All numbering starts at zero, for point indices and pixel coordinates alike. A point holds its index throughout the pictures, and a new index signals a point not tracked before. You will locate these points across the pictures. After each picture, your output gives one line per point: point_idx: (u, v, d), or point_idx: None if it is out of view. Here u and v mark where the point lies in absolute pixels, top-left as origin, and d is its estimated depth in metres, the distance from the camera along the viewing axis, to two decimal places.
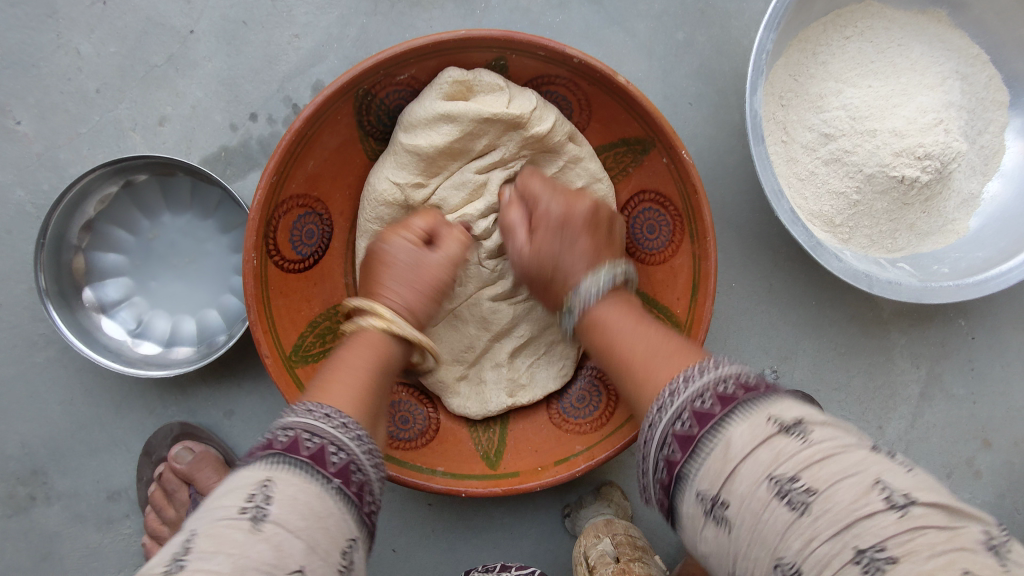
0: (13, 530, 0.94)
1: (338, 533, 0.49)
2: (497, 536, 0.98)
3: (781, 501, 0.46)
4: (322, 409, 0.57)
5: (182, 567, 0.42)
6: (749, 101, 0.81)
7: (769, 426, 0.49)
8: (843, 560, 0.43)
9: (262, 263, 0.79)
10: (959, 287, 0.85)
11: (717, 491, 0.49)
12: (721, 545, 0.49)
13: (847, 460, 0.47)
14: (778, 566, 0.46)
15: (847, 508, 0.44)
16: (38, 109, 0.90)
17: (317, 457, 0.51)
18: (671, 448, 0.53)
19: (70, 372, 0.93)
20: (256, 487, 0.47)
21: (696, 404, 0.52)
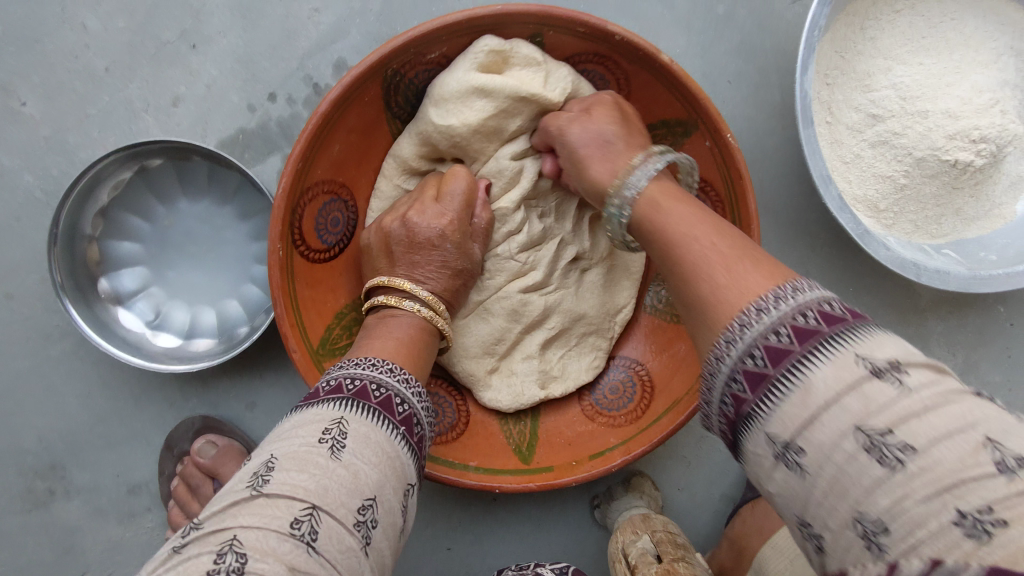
0: (32, 525, 0.92)
1: (400, 475, 0.49)
2: (526, 527, 0.97)
3: (870, 455, 0.37)
4: (384, 363, 0.56)
5: (271, 481, 0.42)
6: (800, 82, 0.76)
7: (863, 363, 0.39)
8: (941, 520, 0.34)
9: (288, 254, 0.75)
10: (1010, 276, 0.83)
11: (793, 437, 0.40)
12: (793, 492, 0.41)
13: (957, 410, 0.36)
14: (858, 523, 0.37)
15: (953, 466, 0.35)
16: (43, 88, 0.85)
17: (387, 403, 0.51)
18: (739, 384, 0.44)
19: (86, 364, 0.90)
20: (260, 463, 0.44)
21: (797, 322, 0.42)
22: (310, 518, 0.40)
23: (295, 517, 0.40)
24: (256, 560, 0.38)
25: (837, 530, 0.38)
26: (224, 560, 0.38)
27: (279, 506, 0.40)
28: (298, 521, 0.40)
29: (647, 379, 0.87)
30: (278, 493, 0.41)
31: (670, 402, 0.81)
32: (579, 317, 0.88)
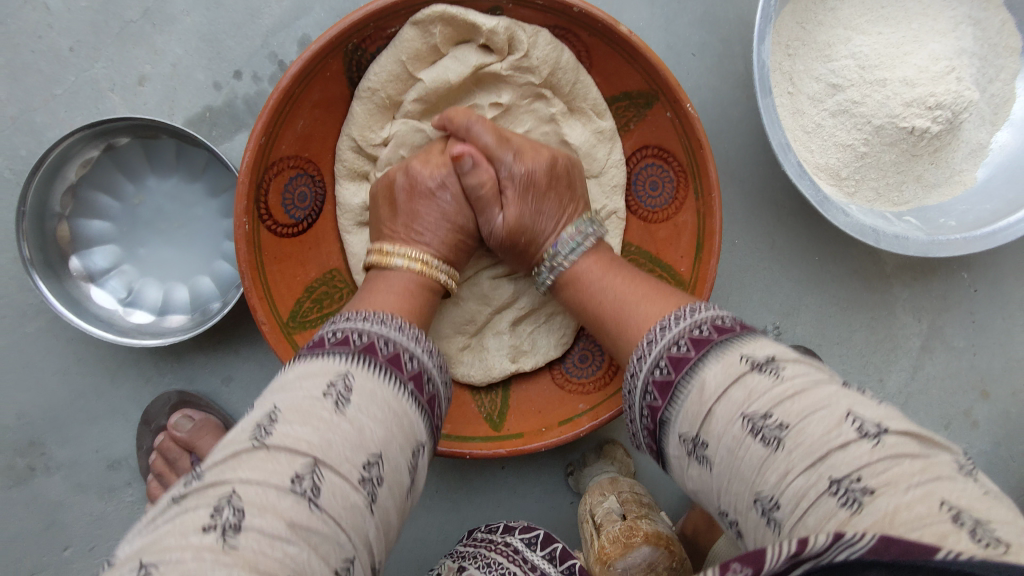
0: (16, 501, 0.93)
1: (409, 435, 0.50)
2: (500, 494, 0.99)
3: (756, 437, 0.45)
4: (393, 321, 0.57)
5: (352, 411, 0.46)
6: (757, 52, 0.77)
7: (742, 364, 0.48)
8: (818, 490, 0.41)
9: (254, 229, 0.77)
10: (967, 241, 0.84)
11: (697, 432, 0.48)
12: (706, 482, 0.49)
13: (819, 393, 0.45)
14: (756, 502, 0.44)
15: (821, 439, 0.42)
16: (9, 69, 0.85)
17: (393, 359, 0.52)
18: (651, 395, 0.53)
19: (62, 343, 0.91)
20: (337, 377, 0.48)
21: (672, 351, 0.52)
22: (312, 474, 0.42)
23: (297, 471, 0.41)
24: (256, 515, 0.39)
25: (745, 512, 0.45)
26: (222, 514, 0.38)
27: (359, 447, 0.45)
28: (300, 476, 0.41)
29: None
30: (278, 447, 0.42)
31: None
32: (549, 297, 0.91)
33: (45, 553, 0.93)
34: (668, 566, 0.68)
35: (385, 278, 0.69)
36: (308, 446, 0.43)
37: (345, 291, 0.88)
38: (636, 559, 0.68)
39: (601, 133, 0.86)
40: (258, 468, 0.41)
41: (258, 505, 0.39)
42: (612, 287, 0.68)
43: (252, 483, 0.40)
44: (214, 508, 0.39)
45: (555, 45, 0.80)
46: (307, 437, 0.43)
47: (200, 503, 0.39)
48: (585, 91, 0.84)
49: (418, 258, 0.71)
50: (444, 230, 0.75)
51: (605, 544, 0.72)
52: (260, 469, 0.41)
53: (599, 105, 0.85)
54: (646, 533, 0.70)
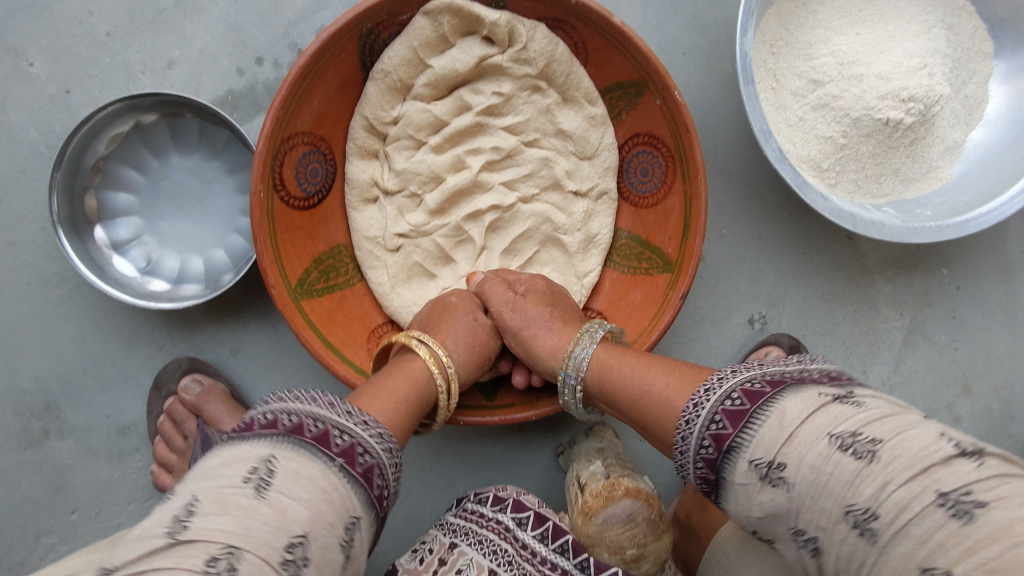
0: (27, 462, 0.97)
1: (341, 510, 0.51)
2: (492, 472, 1.02)
3: (847, 453, 0.47)
4: (324, 397, 0.58)
5: (273, 496, 0.48)
6: (740, 42, 0.84)
7: (823, 396, 0.51)
8: (924, 502, 0.44)
9: (268, 196, 0.82)
10: (941, 228, 0.88)
11: (775, 455, 0.50)
12: (782, 505, 0.50)
13: (906, 419, 0.48)
14: (849, 514, 0.47)
15: (921, 453, 0.45)
16: (50, 51, 0.92)
17: (322, 438, 0.53)
18: (718, 424, 0.54)
19: (81, 309, 0.96)
20: (260, 462, 0.50)
21: (747, 386, 0.54)
22: (228, 557, 0.44)
23: (212, 556, 0.44)
24: None
25: (832, 526, 0.48)
26: None
27: (276, 531, 0.46)
28: (214, 559, 0.44)
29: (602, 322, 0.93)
30: (193, 538, 0.44)
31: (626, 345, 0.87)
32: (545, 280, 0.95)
33: (53, 515, 0.97)
34: (648, 517, 0.71)
35: (402, 364, 0.73)
36: (223, 535, 0.45)
37: (350, 265, 0.94)
38: (617, 512, 0.71)
39: (593, 118, 0.91)
40: (175, 558, 0.43)
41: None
42: (627, 367, 0.70)
43: (162, 571, 0.43)
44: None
45: (550, 39, 0.87)
46: (223, 528, 0.45)
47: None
48: (578, 81, 0.90)
49: (439, 361, 0.75)
50: (461, 336, 0.80)
51: (588, 499, 0.75)
52: (178, 562, 0.43)
53: (591, 93, 0.91)
54: (627, 487, 0.74)
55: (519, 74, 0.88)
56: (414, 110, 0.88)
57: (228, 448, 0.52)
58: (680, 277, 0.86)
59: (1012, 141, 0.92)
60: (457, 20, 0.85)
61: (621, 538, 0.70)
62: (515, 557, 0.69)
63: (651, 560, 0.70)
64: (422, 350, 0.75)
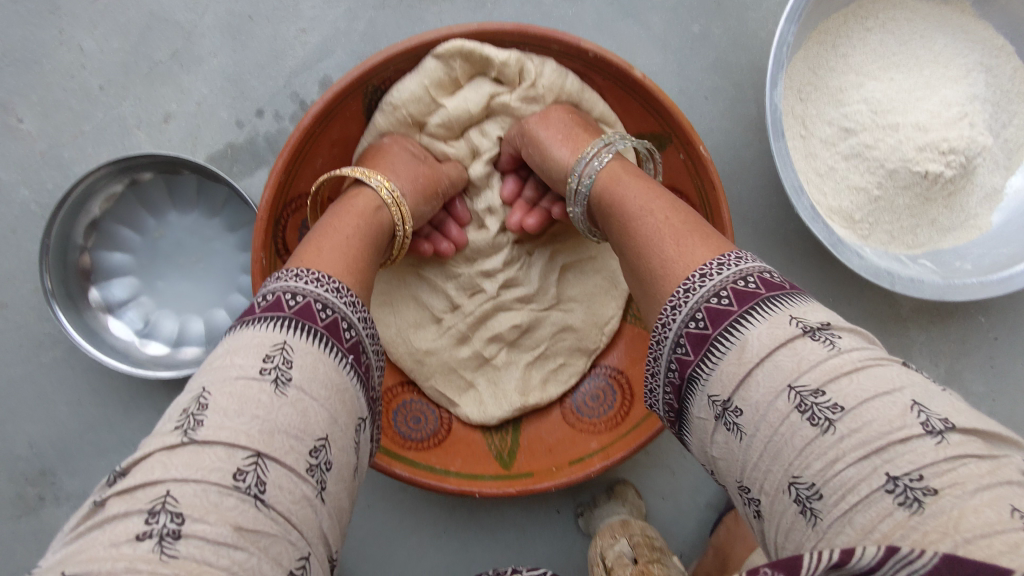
0: (23, 532, 0.93)
1: (350, 408, 0.49)
2: (509, 535, 0.97)
3: (803, 416, 0.44)
4: (312, 274, 0.55)
5: (294, 393, 0.45)
6: (770, 95, 0.78)
7: (794, 327, 0.47)
8: (873, 486, 0.40)
9: (272, 263, 0.78)
10: (984, 285, 0.83)
11: (731, 396, 0.47)
12: (733, 452, 0.48)
13: (883, 376, 0.44)
14: (794, 487, 0.43)
15: (879, 429, 0.41)
16: (40, 106, 0.88)
17: (332, 327, 0.51)
18: (683, 348, 0.51)
19: (77, 373, 0.92)
20: (273, 349, 0.47)
21: (738, 284, 0.50)
22: (255, 468, 0.42)
23: (239, 468, 0.41)
24: (194, 521, 0.39)
25: (775, 493, 0.45)
26: (158, 521, 0.38)
27: (301, 431, 0.44)
28: (242, 472, 0.41)
29: (625, 385, 0.88)
30: (211, 439, 0.42)
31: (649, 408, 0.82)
32: (565, 328, 0.90)
33: None
34: None
35: (360, 194, 0.73)
36: (247, 439, 0.42)
37: None
38: None
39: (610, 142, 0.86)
40: (192, 464, 0.41)
41: (199, 509, 0.39)
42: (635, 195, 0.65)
43: (187, 483, 0.40)
44: (149, 513, 0.39)
45: (559, 72, 0.81)
46: (247, 429, 0.42)
47: (132, 510, 0.39)
48: (592, 105, 0.83)
49: (392, 197, 0.73)
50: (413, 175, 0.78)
51: None
52: (195, 467, 0.41)
53: (607, 116, 0.85)
54: None
55: (526, 110, 0.82)
56: (436, 151, 0.84)
57: (230, 335, 0.50)
58: None
59: None
60: (468, 63, 0.79)
61: None
62: None
63: None
64: (375, 184, 0.73)
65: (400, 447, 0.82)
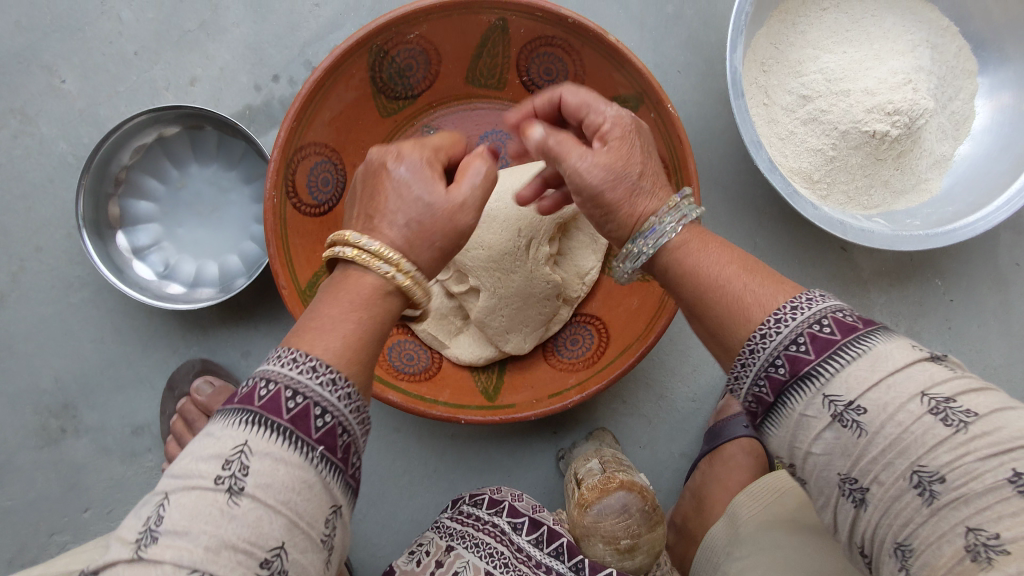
0: (44, 461, 1.00)
1: (321, 503, 0.46)
2: (494, 476, 1.04)
3: (937, 417, 0.42)
4: (306, 356, 0.49)
5: (247, 502, 0.42)
6: (730, 59, 0.88)
7: (914, 349, 0.46)
8: (919, 414, 0.43)
9: (282, 201, 0.87)
10: (929, 236, 0.91)
11: (858, 396, 0.44)
12: (846, 449, 0.45)
13: (935, 370, 0.44)
14: (915, 474, 0.42)
15: (942, 401, 0.43)
16: (81, 69, 0.99)
17: (299, 419, 0.46)
18: (778, 366, 0.48)
19: (101, 313, 1.00)
20: (232, 455, 0.44)
21: (817, 330, 0.48)
22: None
23: None
24: None
25: (891, 482, 0.43)
26: None
27: (251, 544, 0.42)
28: None
29: (602, 330, 0.95)
30: (160, 558, 0.41)
31: (622, 348, 0.90)
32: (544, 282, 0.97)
33: (67, 512, 1.00)
34: (642, 508, 0.74)
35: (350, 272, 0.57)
36: (191, 555, 0.40)
37: None
38: (612, 504, 0.74)
39: None
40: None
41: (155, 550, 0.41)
42: (713, 260, 0.57)
43: None
44: None
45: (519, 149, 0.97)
46: (191, 546, 0.41)
47: None
48: None
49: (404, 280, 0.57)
50: (417, 221, 0.60)
51: (585, 492, 0.78)
52: None
53: None
54: (622, 479, 0.77)
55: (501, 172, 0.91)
56: None
57: (208, 424, 0.47)
58: None
59: (997, 154, 0.96)
60: None
61: (615, 528, 0.73)
62: (512, 558, 0.69)
63: (648, 552, 0.72)
64: (365, 251, 0.57)
65: (393, 378, 0.90)
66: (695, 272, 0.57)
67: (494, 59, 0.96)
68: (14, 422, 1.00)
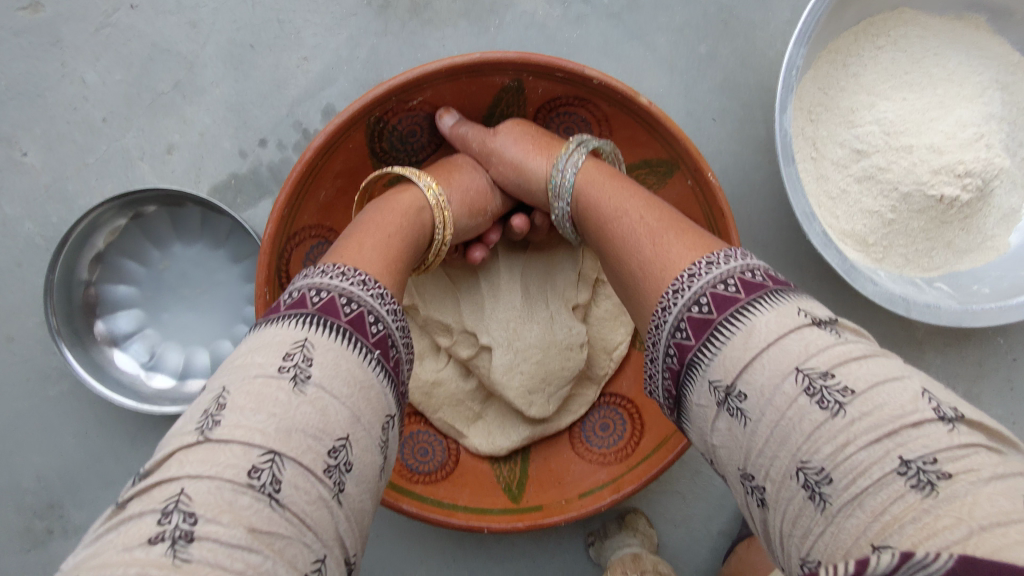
0: (31, 566, 0.92)
1: (377, 408, 0.47)
2: (518, 565, 0.96)
3: (811, 400, 0.42)
4: (344, 269, 0.53)
5: (314, 390, 0.44)
6: (778, 121, 0.77)
7: (801, 318, 0.46)
8: (885, 469, 0.39)
9: (275, 298, 0.76)
10: (1002, 310, 0.81)
11: (733, 382, 0.45)
12: (736, 439, 0.46)
13: (888, 365, 0.43)
14: (800, 472, 0.42)
15: (891, 413, 0.40)
16: (44, 139, 0.88)
17: (357, 323, 0.49)
18: (683, 333, 0.49)
19: (84, 406, 0.92)
20: (294, 347, 0.45)
21: (717, 289, 0.49)
22: (271, 466, 0.40)
23: (254, 466, 0.40)
24: (207, 521, 0.37)
25: (780, 480, 0.43)
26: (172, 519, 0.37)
27: (320, 430, 0.43)
28: (258, 471, 0.40)
29: (635, 415, 0.87)
30: (227, 437, 0.41)
31: (659, 440, 0.81)
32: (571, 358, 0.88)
33: None
34: None
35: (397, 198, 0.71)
36: (263, 437, 0.41)
37: None
38: None
39: None
40: (207, 461, 0.40)
41: (212, 508, 0.38)
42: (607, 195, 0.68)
43: (200, 480, 0.39)
44: (162, 513, 0.38)
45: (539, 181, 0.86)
46: (262, 428, 0.41)
47: (145, 510, 0.38)
48: None
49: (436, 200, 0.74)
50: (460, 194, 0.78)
51: None
52: (209, 463, 0.39)
53: None
54: None
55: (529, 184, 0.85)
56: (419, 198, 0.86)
57: (258, 332, 0.48)
58: None
59: None
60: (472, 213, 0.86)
61: None
62: None
63: None
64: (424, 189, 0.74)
65: (407, 482, 0.81)
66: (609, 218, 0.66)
67: (507, 118, 0.85)
68: None
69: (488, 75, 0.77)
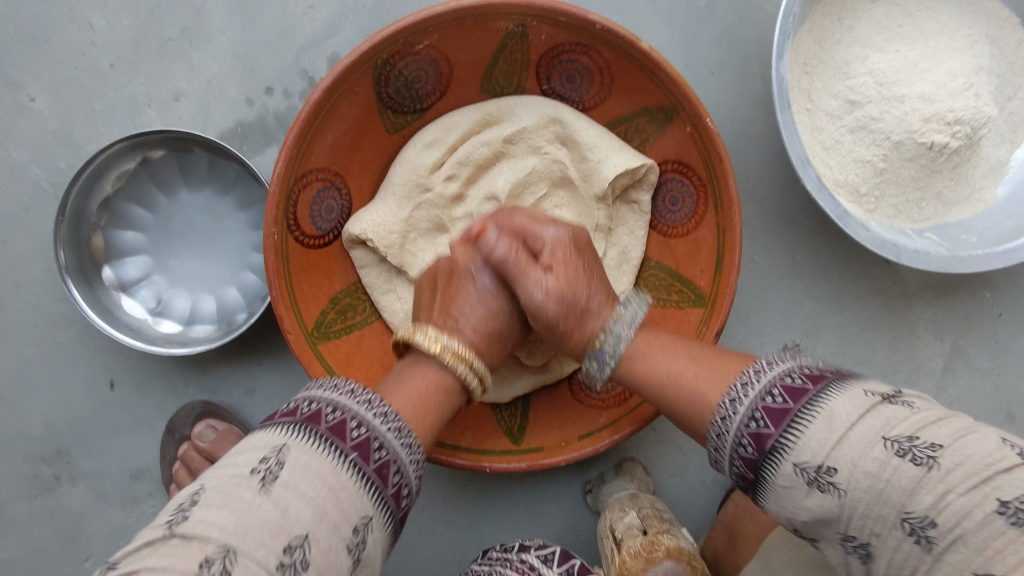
0: (39, 509, 0.94)
1: (353, 515, 0.49)
2: (519, 512, 0.98)
3: (903, 458, 0.46)
4: (365, 392, 0.56)
5: (278, 490, 0.47)
6: (776, 67, 0.79)
7: (870, 397, 0.50)
8: (986, 510, 0.43)
9: (282, 238, 0.78)
10: (990, 257, 0.84)
11: (824, 459, 0.48)
12: (829, 511, 0.49)
13: (960, 423, 0.47)
14: (905, 522, 0.45)
15: (983, 461, 0.44)
16: (52, 84, 0.89)
17: (362, 446, 0.52)
18: (760, 421, 0.53)
19: (91, 351, 0.93)
20: (327, 441, 0.51)
21: (788, 382, 0.53)
22: (303, 546, 0.45)
23: (290, 541, 0.45)
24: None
25: (885, 532, 0.46)
26: (212, 566, 0.42)
27: (346, 518, 0.49)
28: (292, 546, 0.45)
29: None
30: (273, 504, 0.46)
31: None
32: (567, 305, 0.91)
33: (66, 563, 0.94)
34: None
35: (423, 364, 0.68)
36: (302, 522, 0.46)
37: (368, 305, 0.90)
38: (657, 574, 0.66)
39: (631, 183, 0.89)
40: (250, 523, 0.45)
41: (245, 569, 0.43)
42: (655, 355, 0.66)
43: (240, 543, 0.43)
44: (206, 561, 0.42)
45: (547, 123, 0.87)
46: (302, 503, 0.47)
47: (191, 550, 0.43)
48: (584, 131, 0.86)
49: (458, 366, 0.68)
50: (478, 322, 0.74)
51: (626, 557, 0.71)
52: (252, 528, 0.44)
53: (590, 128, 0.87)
54: (668, 547, 0.69)
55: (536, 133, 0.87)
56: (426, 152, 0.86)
57: (272, 429, 0.52)
58: (714, 315, 0.81)
59: None
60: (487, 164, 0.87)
61: None
62: None
63: None
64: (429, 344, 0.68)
65: None
66: (651, 375, 0.65)
67: (511, 67, 0.86)
68: (4, 470, 0.93)
69: (493, 19, 0.79)
